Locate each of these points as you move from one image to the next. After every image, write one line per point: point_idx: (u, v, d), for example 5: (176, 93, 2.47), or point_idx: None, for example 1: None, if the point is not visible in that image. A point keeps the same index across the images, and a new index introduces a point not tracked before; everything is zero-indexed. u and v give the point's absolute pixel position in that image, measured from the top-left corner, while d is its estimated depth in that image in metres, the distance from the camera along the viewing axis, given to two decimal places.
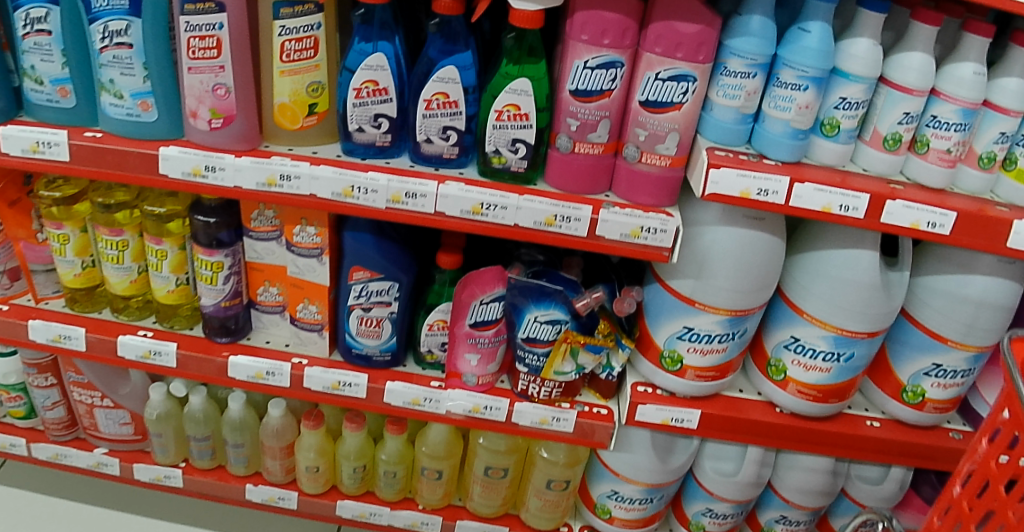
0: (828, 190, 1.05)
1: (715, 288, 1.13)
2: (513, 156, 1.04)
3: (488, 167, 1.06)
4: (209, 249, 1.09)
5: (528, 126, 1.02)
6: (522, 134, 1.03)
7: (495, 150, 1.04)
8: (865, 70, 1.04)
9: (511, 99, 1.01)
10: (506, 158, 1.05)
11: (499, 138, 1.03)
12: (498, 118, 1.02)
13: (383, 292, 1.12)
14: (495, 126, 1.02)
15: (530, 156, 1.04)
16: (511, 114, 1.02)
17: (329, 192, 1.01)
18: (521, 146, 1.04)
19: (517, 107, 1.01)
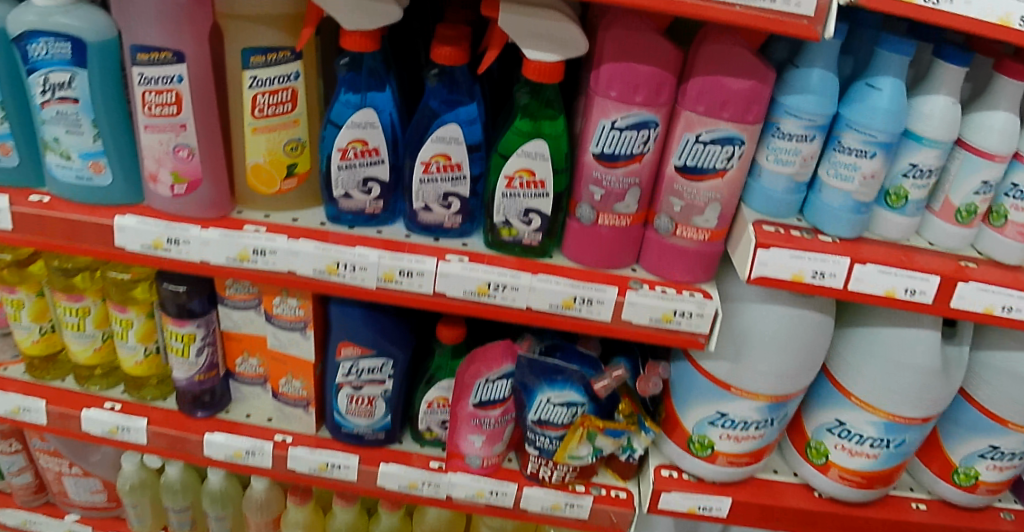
0: (892, 272, 0.91)
1: (754, 373, 1.00)
2: (525, 227, 0.90)
3: (495, 239, 0.91)
4: (180, 320, 0.96)
5: (544, 195, 0.88)
6: (537, 204, 0.88)
7: (505, 221, 0.90)
8: (940, 133, 0.89)
9: (525, 163, 0.86)
10: (517, 230, 0.90)
11: (510, 208, 0.89)
12: (508, 185, 0.87)
13: (375, 370, 0.99)
14: (505, 194, 0.88)
15: (545, 227, 0.90)
16: (525, 181, 0.87)
17: (311, 269, 0.87)
18: (534, 217, 0.89)
19: (531, 172, 0.86)
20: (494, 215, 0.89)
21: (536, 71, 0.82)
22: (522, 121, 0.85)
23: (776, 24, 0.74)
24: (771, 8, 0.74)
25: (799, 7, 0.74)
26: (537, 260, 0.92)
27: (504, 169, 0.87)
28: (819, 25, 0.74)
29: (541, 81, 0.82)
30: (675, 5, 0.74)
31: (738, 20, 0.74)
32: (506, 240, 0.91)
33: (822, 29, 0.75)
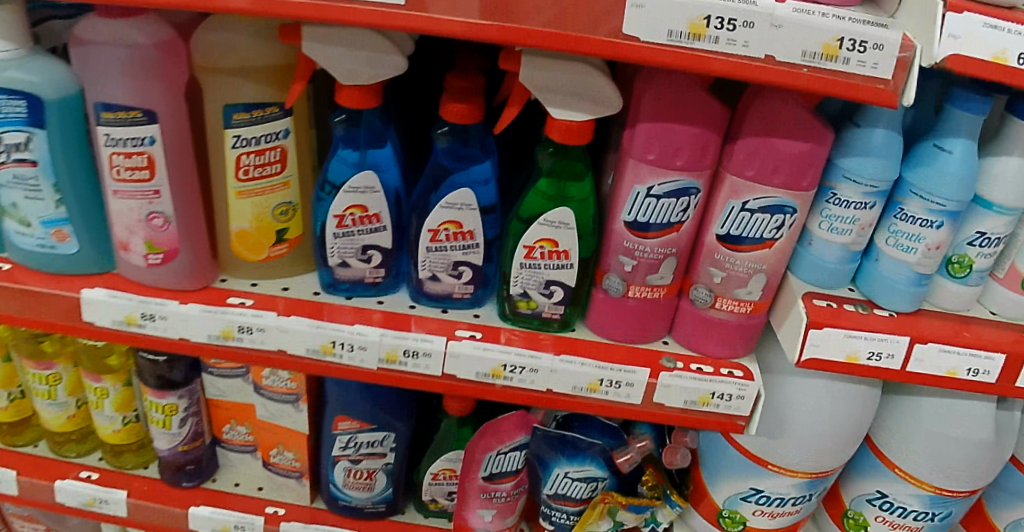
0: (956, 351, 0.81)
1: (794, 450, 0.91)
2: (545, 299, 0.80)
3: (512, 312, 0.81)
4: (159, 390, 0.87)
5: (569, 266, 0.77)
6: (560, 276, 0.78)
7: (523, 294, 0.80)
8: (1014, 198, 0.79)
9: (548, 233, 0.76)
10: (537, 302, 0.80)
11: (529, 281, 0.78)
12: (527, 256, 0.77)
13: (376, 443, 0.90)
14: (524, 265, 0.78)
15: (568, 300, 0.80)
16: (547, 252, 0.77)
17: (303, 348, 0.77)
18: (556, 289, 0.79)
19: (554, 242, 0.76)
20: (511, 287, 0.79)
21: (562, 130, 0.72)
22: (545, 186, 0.75)
23: (846, 88, 0.63)
24: (841, 70, 0.63)
25: (876, 69, 0.63)
26: (557, 333, 0.82)
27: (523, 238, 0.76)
28: (898, 89, 0.64)
29: (568, 143, 0.72)
30: (730, 66, 0.63)
31: (808, 85, 0.63)
32: (524, 314, 0.81)
33: (901, 93, 0.64)
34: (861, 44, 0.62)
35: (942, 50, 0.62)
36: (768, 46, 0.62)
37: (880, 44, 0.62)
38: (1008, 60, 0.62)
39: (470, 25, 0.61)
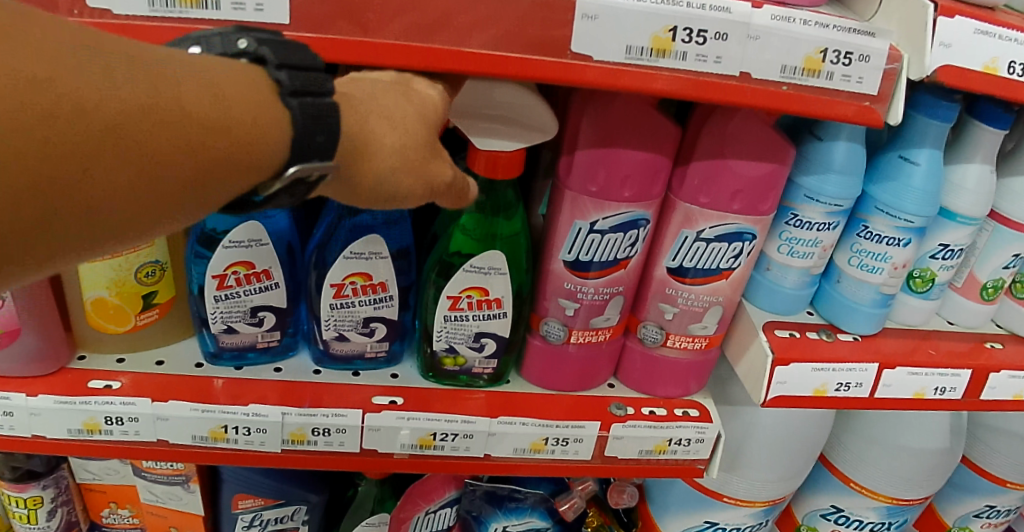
0: (923, 373, 0.76)
1: (751, 481, 0.84)
2: (475, 353, 0.69)
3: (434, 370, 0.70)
4: (16, 484, 0.72)
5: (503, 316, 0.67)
6: (492, 327, 0.67)
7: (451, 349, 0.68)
8: (978, 208, 0.73)
9: (474, 280, 0.65)
10: (465, 357, 0.69)
11: (456, 335, 0.67)
12: (452, 307, 0.65)
13: (284, 519, 0.78)
14: (448, 318, 0.66)
15: (501, 352, 0.69)
16: (475, 302, 0.65)
17: (188, 436, 0.64)
18: (488, 341, 0.68)
19: (482, 290, 0.65)
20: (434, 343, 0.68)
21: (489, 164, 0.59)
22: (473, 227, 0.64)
23: (830, 108, 0.55)
24: (826, 87, 0.55)
25: (862, 84, 0.55)
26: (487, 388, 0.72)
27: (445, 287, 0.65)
28: (884, 107, 0.56)
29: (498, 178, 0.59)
30: (703, 86, 0.53)
31: (793, 107, 0.54)
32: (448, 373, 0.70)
33: (889, 110, 0.57)
34: (846, 56, 0.54)
35: (934, 60, 0.56)
36: (743, 62, 0.53)
37: (866, 55, 0.54)
38: (999, 69, 0.57)
39: (382, 48, 0.49)
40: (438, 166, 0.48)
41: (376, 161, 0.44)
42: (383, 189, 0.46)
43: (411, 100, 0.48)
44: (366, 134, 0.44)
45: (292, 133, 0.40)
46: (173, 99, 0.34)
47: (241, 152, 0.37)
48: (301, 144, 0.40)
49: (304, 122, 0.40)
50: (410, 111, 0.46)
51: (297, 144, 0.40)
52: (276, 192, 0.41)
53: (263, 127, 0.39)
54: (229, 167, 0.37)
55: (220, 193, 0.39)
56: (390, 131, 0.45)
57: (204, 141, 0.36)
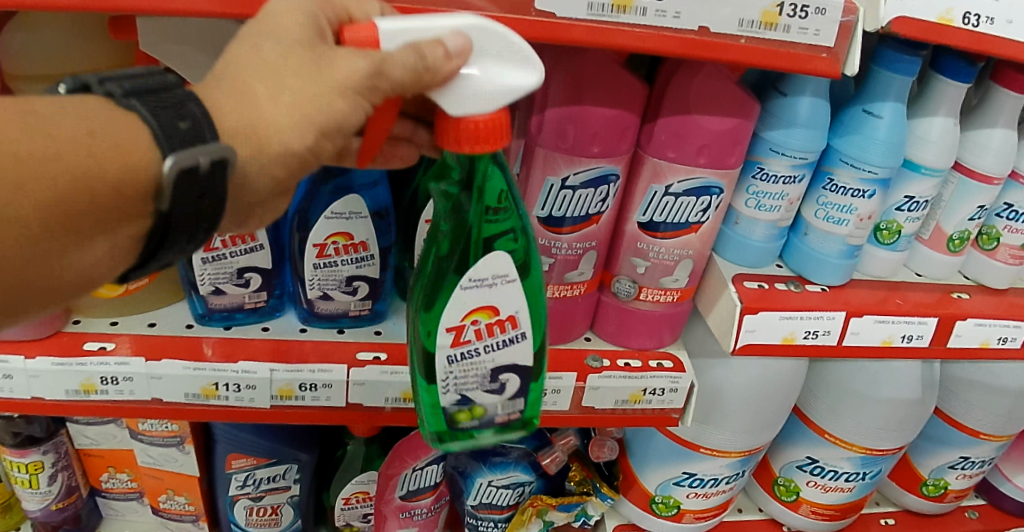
0: (890, 321, 0.79)
1: (726, 431, 0.88)
2: (493, 399, 0.59)
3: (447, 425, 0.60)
4: (18, 449, 0.74)
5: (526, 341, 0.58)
6: (513, 360, 0.58)
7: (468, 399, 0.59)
8: (941, 159, 0.75)
9: (480, 298, 0.55)
10: (482, 408, 0.59)
11: (469, 382, 0.58)
12: (455, 341, 0.56)
13: (276, 478, 0.81)
14: (453, 357, 0.56)
15: (523, 388, 0.59)
16: (488, 327, 0.56)
17: (181, 394, 0.66)
18: (507, 380, 0.58)
19: (495, 311, 0.55)
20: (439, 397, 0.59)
21: (469, 137, 0.46)
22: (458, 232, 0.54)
23: (787, 59, 0.57)
24: (781, 39, 0.57)
25: (818, 36, 0.57)
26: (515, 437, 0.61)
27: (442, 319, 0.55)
28: (840, 58, 0.58)
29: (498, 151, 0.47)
30: (662, 42, 0.55)
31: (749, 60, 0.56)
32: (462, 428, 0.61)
33: (844, 61, 0.59)
34: (802, 9, 0.56)
35: (887, 12, 0.60)
36: (700, 17, 0.55)
37: (821, 8, 0.56)
38: (953, 21, 0.60)
39: None
40: (342, 64, 0.42)
41: (273, 129, 0.42)
42: (305, 141, 0.43)
43: (276, 36, 0.43)
44: (241, 101, 0.42)
45: (155, 136, 0.39)
46: (11, 144, 0.34)
47: (105, 168, 0.37)
48: (167, 138, 0.39)
49: (156, 118, 0.39)
50: (266, 49, 0.42)
51: (161, 135, 0.39)
52: (186, 199, 0.40)
53: (124, 144, 0.38)
54: (116, 196, 0.38)
55: (121, 211, 0.39)
56: (260, 80, 0.42)
57: (71, 179, 0.36)
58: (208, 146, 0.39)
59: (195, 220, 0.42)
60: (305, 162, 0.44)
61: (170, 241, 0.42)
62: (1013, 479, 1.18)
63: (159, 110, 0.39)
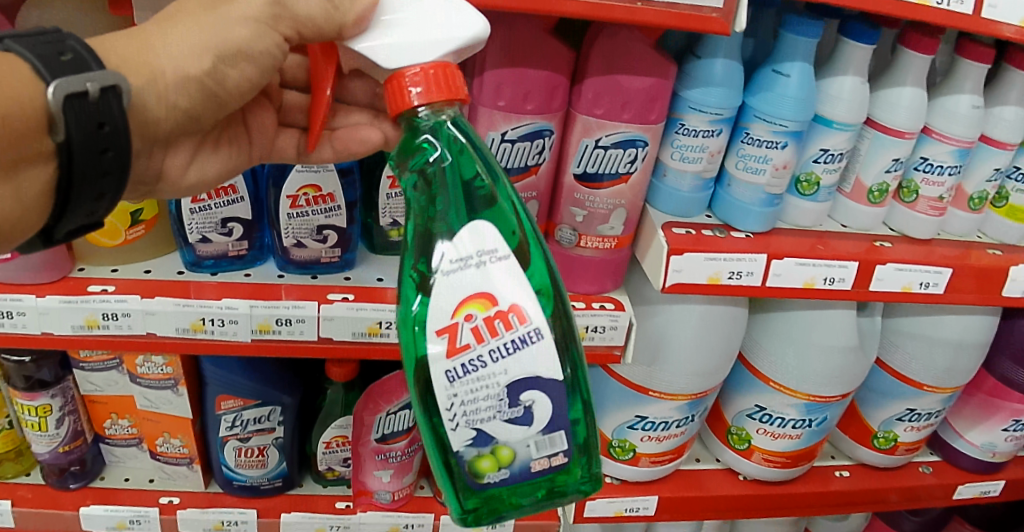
0: (811, 263, 0.87)
1: (672, 375, 0.96)
2: (515, 424, 0.58)
3: (474, 479, 0.60)
4: (29, 392, 0.83)
5: (537, 336, 0.57)
6: (523, 370, 0.57)
7: (488, 438, 0.58)
8: (851, 115, 0.83)
9: (470, 288, 0.55)
10: (507, 440, 0.58)
11: (479, 410, 0.57)
12: (451, 348, 0.56)
13: (262, 419, 0.90)
14: (453, 374, 0.56)
15: (548, 408, 0.58)
16: (486, 321, 0.56)
17: (172, 328, 0.75)
18: (529, 401, 0.57)
19: (491, 300, 0.55)
20: (454, 438, 0.58)
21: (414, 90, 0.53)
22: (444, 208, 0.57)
23: (683, 19, 0.66)
24: (675, 2, 0.66)
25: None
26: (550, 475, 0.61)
27: (433, 321, 0.56)
28: (730, 17, 0.67)
29: (453, 98, 0.53)
30: (571, 5, 0.64)
31: (647, 19, 0.65)
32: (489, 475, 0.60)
33: (733, 20, 0.68)
34: None
35: None
36: None
37: None
38: None
39: None
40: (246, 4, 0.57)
41: (175, 60, 0.55)
42: (203, 65, 0.56)
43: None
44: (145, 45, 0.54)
45: (36, 72, 0.46)
46: None
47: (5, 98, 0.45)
48: (53, 68, 0.47)
49: (35, 54, 0.47)
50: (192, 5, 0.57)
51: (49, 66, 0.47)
52: (83, 125, 0.48)
53: (10, 83, 0.45)
54: (16, 124, 0.46)
55: (28, 136, 0.47)
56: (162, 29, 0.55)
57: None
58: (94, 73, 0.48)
59: (95, 146, 0.50)
60: (202, 84, 0.57)
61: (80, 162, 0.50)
62: (964, 435, 1.25)
63: (37, 48, 0.47)
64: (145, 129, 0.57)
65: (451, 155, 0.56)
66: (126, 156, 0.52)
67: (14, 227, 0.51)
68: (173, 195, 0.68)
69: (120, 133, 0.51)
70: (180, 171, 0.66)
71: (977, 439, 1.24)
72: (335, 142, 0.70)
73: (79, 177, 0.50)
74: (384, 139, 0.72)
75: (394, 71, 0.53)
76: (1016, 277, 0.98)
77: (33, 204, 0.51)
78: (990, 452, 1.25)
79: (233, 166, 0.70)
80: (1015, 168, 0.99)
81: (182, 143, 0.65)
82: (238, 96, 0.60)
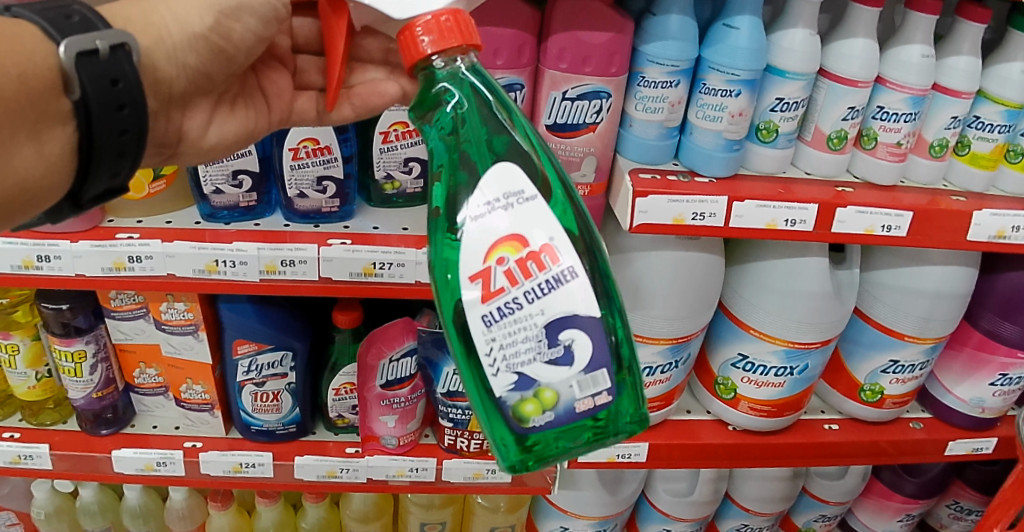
0: (772, 205, 0.93)
1: (653, 319, 1.02)
2: (557, 362, 0.57)
3: (520, 425, 0.58)
4: (66, 338, 0.93)
5: (573, 275, 0.56)
6: (562, 308, 0.56)
7: (530, 381, 0.57)
8: (803, 65, 0.90)
9: (501, 231, 0.56)
10: (551, 380, 0.57)
11: (519, 353, 0.56)
12: (486, 291, 0.56)
13: (275, 364, 0.98)
14: (489, 317, 0.56)
15: (589, 345, 0.57)
16: (518, 263, 0.56)
17: (190, 269, 0.85)
18: (569, 340, 0.57)
19: (522, 242, 0.56)
20: (496, 384, 0.58)
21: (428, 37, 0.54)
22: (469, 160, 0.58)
23: None
24: None
25: None
26: (596, 416, 0.59)
27: (466, 268, 0.57)
28: None
29: (467, 43, 0.54)
30: None
31: None
32: (535, 419, 0.58)
33: None
34: None
35: None
36: None
37: None
38: None
39: None
40: None
41: (180, 20, 0.61)
42: (206, 21, 0.62)
43: None
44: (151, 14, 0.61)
45: (46, 33, 0.51)
46: None
47: (20, 58, 0.49)
48: (64, 29, 0.52)
49: (44, 18, 0.51)
50: None
51: (60, 27, 0.51)
52: (97, 79, 0.53)
53: (23, 43, 0.50)
54: (33, 81, 0.50)
55: (45, 94, 0.51)
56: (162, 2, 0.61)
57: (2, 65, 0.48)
58: (101, 32, 0.53)
59: (111, 102, 0.55)
60: (209, 40, 0.63)
61: (97, 120, 0.54)
62: (953, 391, 1.26)
63: (46, 13, 0.52)
64: (160, 89, 0.62)
65: (470, 102, 0.58)
66: (141, 112, 0.57)
67: (42, 188, 0.54)
68: (195, 159, 0.73)
69: (133, 88, 0.56)
70: (199, 132, 0.71)
71: (966, 394, 1.25)
72: (353, 98, 0.75)
73: (100, 133, 0.55)
74: (402, 92, 0.77)
75: (405, 22, 0.55)
76: (981, 222, 1.01)
77: (59, 165, 0.54)
78: (979, 408, 1.25)
79: (250, 128, 0.75)
80: (975, 118, 1.04)
81: (199, 104, 0.70)
82: (245, 50, 0.66)
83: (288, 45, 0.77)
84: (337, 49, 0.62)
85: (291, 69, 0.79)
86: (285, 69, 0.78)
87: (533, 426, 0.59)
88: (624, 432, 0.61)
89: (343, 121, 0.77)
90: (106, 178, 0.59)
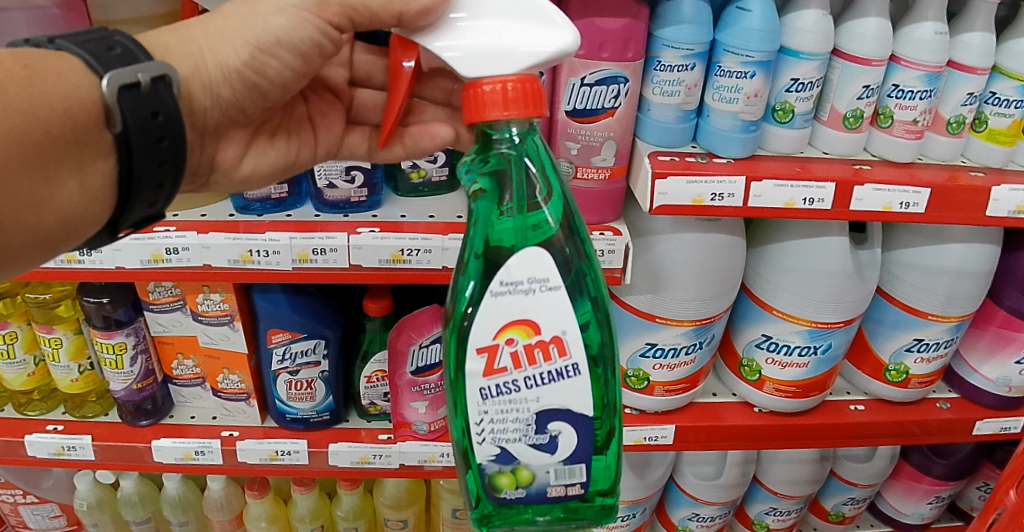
0: (790, 185, 0.94)
1: (673, 301, 1.04)
2: (537, 448, 0.61)
3: (493, 493, 0.64)
4: (107, 331, 0.97)
5: (574, 371, 0.59)
6: (556, 400, 0.60)
7: (510, 457, 0.62)
8: (817, 45, 0.92)
9: (520, 313, 0.58)
10: (529, 464, 0.62)
11: (506, 431, 0.60)
12: (488, 366, 0.58)
13: (309, 352, 1.01)
14: (487, 392, 0.59)
15: (570, 442, 0.62)
16: (526, 348, 0.58)
17: (224, 260, 0.88)
18: (556, 432, 0.61)
19: (534, 328, 0.58)
20: (479, 452, 0.62)
21: (496, 97, 0.54)
22: (518, 200, 0.59)
23: None
24: None
25: None
26: (566, 503, 0.65)
27: (475, 338, 0.58)
28: None
29: (531, 115, 0.54)
30: None
31: None
32: (507, 491, 0.63)
33: None
34: None
35: None
36: None
37: None
38: None
39: None
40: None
41: (216, 54, 0.64)
42: (240, 56, 0.64)
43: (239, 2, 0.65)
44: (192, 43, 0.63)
45: (89, 66, 0.53)
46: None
47: (58, 94, 0.52)
48: (103, 64, 0.54)
49: (87, 51, 0.54)
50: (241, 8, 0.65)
51: (101, 64, 0.54)
52: (136, 112, 0.55)
53: (67, 77, 0.52)
54: (72, 117, 0.52)
55: (83, 129, 0.54)
56: (206, 38, 0.64)
57: (39, 104, 0.50)
58: (144, 64, 0.55)
59: (150, 135, 0.57)
60: (243, 75, 0.65)
61: (137, 154, 0.56)
62: (979, 370, 1.26)
63: (88, 45, 0.54)
64: (193, 119, 0.65)
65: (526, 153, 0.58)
66: (179, 144, 0.59)
67: (82, 219, 0.57)
68: (229, 186, 0.77)
69: (172, 121, 0.57)
70: (233, 163, 0.74)
71: (992, 373, 1.25)
72: (406, 138, 0.78)
73: (139, 166, 0.57)
74: (454, 135, 0.80)
75: (471, 81, 0.55)
76: (999, 197, 1.01)
77: (99, 195, 0.57)
78: (1005, 386, 1.24)
79: (289, 158, 0.78)
80: (991, 94, 1.05)
81: (233, 135, 0.73)
82: (280, 85, 0.68)
83: (343, 79, 0.81)
84: (399, 87, 0.61)
85: (346, 104, 0.83)
86: (338, 103, 0.82)
87: (505, 497, 0.64)
88: (586, 519, 0.67)
89: (393, 160, 0.80)
90: (145, 207, 0.61)
